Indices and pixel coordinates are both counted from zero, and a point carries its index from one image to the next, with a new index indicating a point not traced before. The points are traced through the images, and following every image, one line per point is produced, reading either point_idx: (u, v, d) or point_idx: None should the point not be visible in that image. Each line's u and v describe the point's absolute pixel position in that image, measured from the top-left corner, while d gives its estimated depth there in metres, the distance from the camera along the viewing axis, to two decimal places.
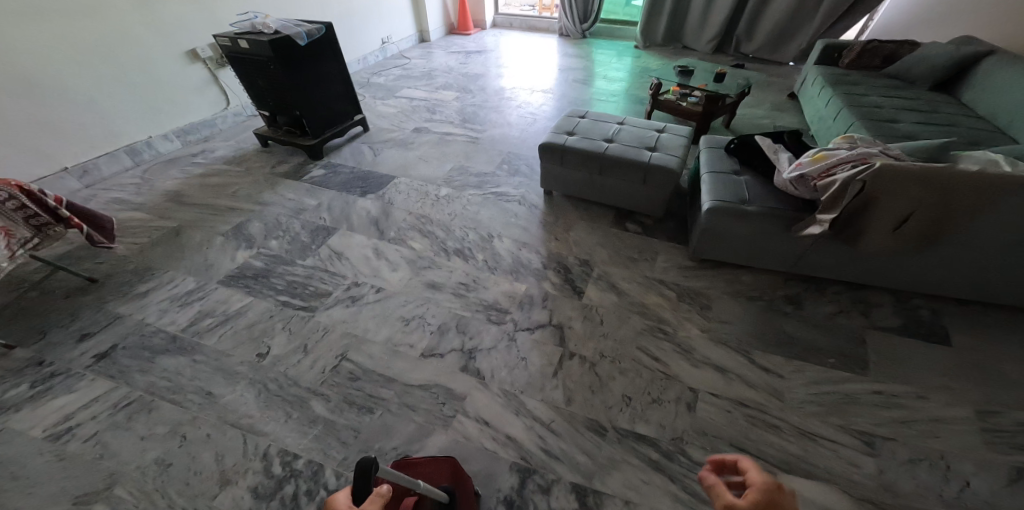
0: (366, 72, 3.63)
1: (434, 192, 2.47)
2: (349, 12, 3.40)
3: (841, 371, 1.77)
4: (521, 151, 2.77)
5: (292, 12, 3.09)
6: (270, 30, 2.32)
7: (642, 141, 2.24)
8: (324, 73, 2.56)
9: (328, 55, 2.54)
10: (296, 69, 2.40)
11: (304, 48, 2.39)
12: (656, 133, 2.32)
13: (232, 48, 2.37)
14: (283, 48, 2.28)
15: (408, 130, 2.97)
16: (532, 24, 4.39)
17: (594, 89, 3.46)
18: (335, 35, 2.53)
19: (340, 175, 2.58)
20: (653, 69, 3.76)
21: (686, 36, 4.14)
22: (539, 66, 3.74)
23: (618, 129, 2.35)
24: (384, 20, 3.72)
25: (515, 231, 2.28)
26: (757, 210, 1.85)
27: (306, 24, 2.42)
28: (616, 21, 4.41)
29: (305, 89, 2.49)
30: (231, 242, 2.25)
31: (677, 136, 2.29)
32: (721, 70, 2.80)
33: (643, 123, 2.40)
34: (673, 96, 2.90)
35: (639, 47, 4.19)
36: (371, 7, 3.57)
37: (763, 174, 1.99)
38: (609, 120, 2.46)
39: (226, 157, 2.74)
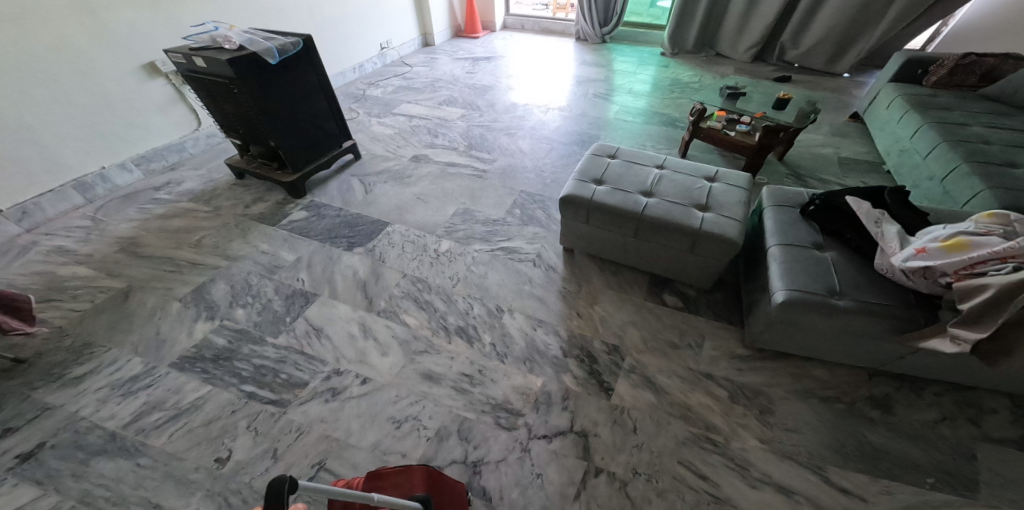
0: (360, 81, 3.20)
1: (433, 247, 2.04)
2: (331, 12, 2.90)
3: (945, 494, 1.43)
4: (538, 191, 2.27)
5: (265, 21, 2.64)
6: (233, 46, 1.89)
7: (689, 196, 1.74)
8: (301, 95, 2.12)
9: (304, 72, 2.09)
10: (265, 92, 1.96)
11: (274, 68, 1.95)
12: (707, 182, 1.81)
13: (188, 66, 1.94)
14: (246, 69, 1.85)
15: (406, 159, 2.47)
16: (546, 27, 3.88)
17: (616, 105, 2.91)
18: (314, 49, 2.09)
19: (321, 222, 2.16)
20: (691, 83, 3.16)
21: (722, 40, 3.47)
22: (555, 75, 3.24)
23: (656, 176, 1.82)
24: (381, 22, 3.25)
25: (529, 304, 1.90)
26: (854, 306, 1.40)
27: (277, 38, 1.98)
28: (640, 24, 3.80)
29: (278, 116, 2.05)
30: (190, 310, 1.90)
31: (732, 186, 1.78)
32: (783, 95, 2.20)
33: (689, 166, 1.88)
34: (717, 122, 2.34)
35: (666, 55, 3.55)
36: (367, 9, 3.11)
37: (859, 250, 1.52)
38: (644, 159, 1.91)
39: (194, 192, 2.32)
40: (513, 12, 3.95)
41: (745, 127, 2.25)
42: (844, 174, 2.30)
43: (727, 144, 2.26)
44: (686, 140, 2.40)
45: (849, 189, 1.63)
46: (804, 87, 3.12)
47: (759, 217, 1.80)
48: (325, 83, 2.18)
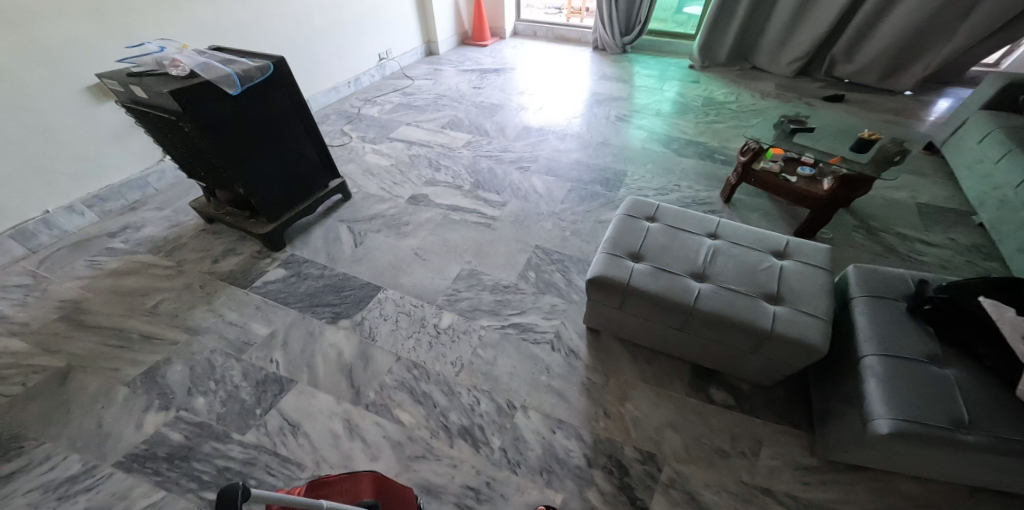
0: (357, 96, 2.82)
1: (432, 323, 1.71)
2: (313, 21, 2.48)
3: None
4: (559, 246, 1.86)
5: (238, 33, 2.23)
6: (183, 72, 1.48)
7: (754, 281, 1.36)
8: (273, 129, 1.71)
9: (276, 101, 1.69)
10: (225, 129, 1.55)
11: (235, 98, 1.55)
12: (774, 259, 1.43)
13: (128, 95, 1.54)
14: (198, 102, 1.44)
15: (403, 201, 2.04)
16: (561, 34, 3.44)
17: (634, 127, 2.45)
18: (288, 73, 1.68)
19: (300, 287, 1.81)
20: (728, 104, 2.60)
21: (760, 51, 2.93)
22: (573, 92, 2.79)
23: (708, 248, 1.44)
24: (379, 30, 2.84)
25: (548, 399, 1.56)
26: (985, 446, 1.08)
27: (240, 62, 1.58)
28: (664, 32, 3.28)
29: (244, 157, 1.65)
30: (140, 398, 1.55)
31: (806, 265, 1.39)
32: (870, 135, 1.73)
33: (748, 234, 1.48)
34: (773, 164, 1.83)
35: (697, 69, 3.03)
36: (362, 17, 2.71)
37: (989, 367, 1.17)
38: (692, 221, 1.51)
39: (154, 239, 1.97)
40: (524, 17, 3.51)
41: (811, 171, 1.77)
42: (925, 226, 1.91)
43: (785, 193, 1.78)
44: (731, 183, 1.92)
45: (974, 281, 1.27)
46: (861, 108, 2.57)
47: (843, 306, 1.44)
48: (303, 113, 1.78)
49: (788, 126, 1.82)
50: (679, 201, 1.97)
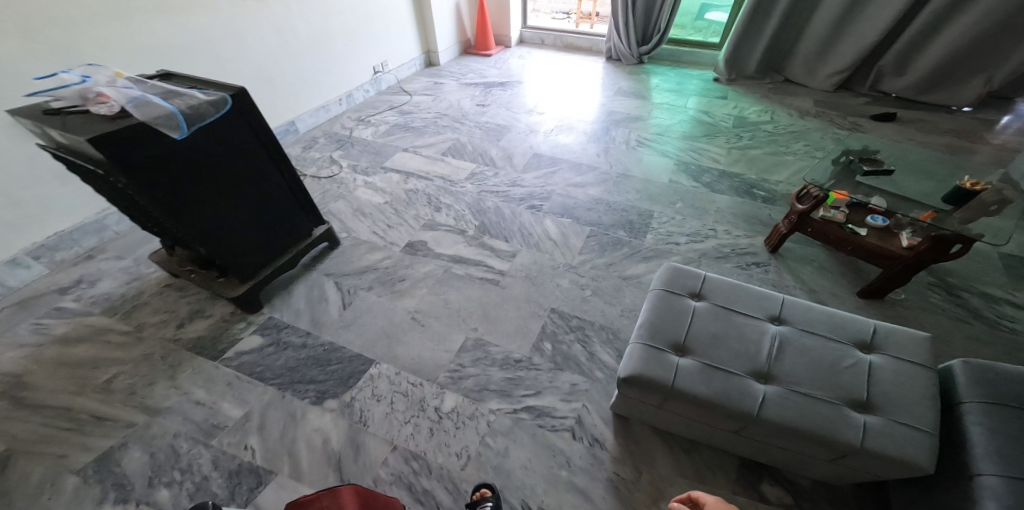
0: (352, 112, 2.51)
1: (434, 406, 1.41)
2: (293, 30, 2.14)
3: None
4: (584, 310, 1.58)
5: (207, 49, 1.84)
6: (111, 111, 1.11)
7: (835, 381, 1.08)
8: (237, 173, 1.38)
9: (238, 139, 1.34)
10: (172, 180, 1.22)
11: (184, 144, 1.21)
12: (859, 351, 1.14)
13: (50, 139, 1.19)
14: (130, 150, 1.10)
15: (398, 249, 1.73)
16: (571, 42, 3.13)
17: (661, 153, 2.09)
18: (253, 107, 1.34)
19: (278, 362, 1.52)
20: (762, 124, 2.26)
21: (794, 62, 2.61)
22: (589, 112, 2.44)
23: (773, 336, 1.18)
24: (372, 41, 2.53)
25: (579, 501, 1.23)
26: None
27: (187, 93, 1.23)
28: (683, 40, 2.98)
29: (199, 211, 1.32)
30: (90, 492, 1.25)
31: (901, 362, 1.10)
32: (973, 184, 1.38)
33: (821, 316, 1.21)
34: (836, 212, 1.48)
35: (722, 82, 2.73)
36: (354, 28, 2.41)
37: None
38: (748, 299, 1.25)
39: (112, 298, 1.70)
40: (530, 24, 3.21)
41: (884, 221, 1.43)
42: (1013, 285, 1.56)
43: (853, 248, 1.44)
44: (780, 232, 1.57)
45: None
46: (916, 129, 2.20)
47: (948, 410, 1.07)
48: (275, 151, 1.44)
49: (858, 165, 1.52)
50: (718, 251, 1.66)
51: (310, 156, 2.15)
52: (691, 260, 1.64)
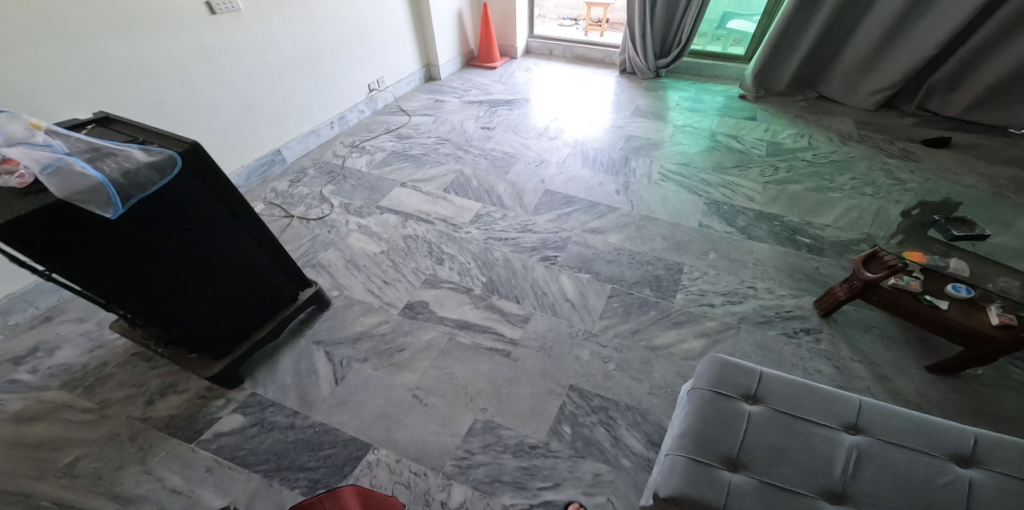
0: (345, 136, 2.26)
1: (443, 502, 1.16)
2: (278, 46, 1.85)
3: None
4: (613, 388, 1.38)
5: (171, 71, 1.54)
6: (24, 181, 0.85)
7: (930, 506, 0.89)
8: (203, 250, 1.11)
9: (202, 211, 1.07)
10: (110, 266, 0.95)
11: (124, 222, 0.93)
12: (954, 465, 0.95)
13: None
14: (42, 234, 0.84)
15: (396, 312, 1.55)
16: (581, 54, 2.88)
17: (688, 189, 1.88)
18: (212, 165, 1.03)
19: (262, 448, 1.27)
20: (799, 151, 2.05)
21: (832, 79, 2.45)
22: (603, 136, 2.20)
23: (849, 449, 0.98)
24: (367, 58, 2.28)
25: None
26: None
27: (119, 151, 0.92)
28: (704, 52, 2.75)
29: (156, 292, 1.06)
30: None
31: (1010, 482, 0.91)
32: None
33: (907, 425, 1.00)
34: (914, 281, 1.29)
35: (750, 99, 2.54)
36: (349, 43, 2.16)
37: None
38: (819, 403, 1.05)
39: (72, 370, 1.46)
40: (537, 33, 2.96)
41: (968, 292, 1.23)
42: None
43: (926, 323, 1.26)
44: (837, 298, 1.40)
45: None
46: (974, 157, 1.99)
47: None
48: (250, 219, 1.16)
49: (944, 227, 1.35)
50: (758, 314, 1.52)
51: (297, 192, 1.91)
52: (729, 325, 1.50)
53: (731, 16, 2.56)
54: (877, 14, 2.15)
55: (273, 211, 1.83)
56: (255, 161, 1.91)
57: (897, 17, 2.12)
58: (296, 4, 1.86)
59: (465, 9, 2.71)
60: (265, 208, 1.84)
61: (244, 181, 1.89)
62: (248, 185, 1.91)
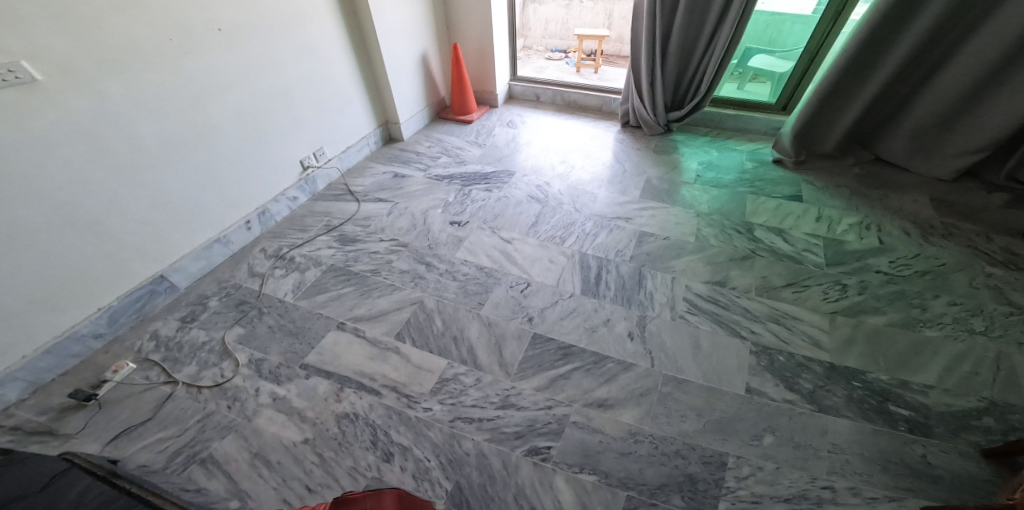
0: (269, 238, 1.67)
1: None
2: (132, 133, 1.24)
3: None
4: None
5: None
6: None
7: None
8: None
9: None
10: None
11: None
12: None
13: None
14: None
15: None
16: (575, 100, 2.36)
17: (731, 328, 1.45)
18: None
19: None
20: (867, 256, 1.60)
21: (895, 138, 1.90)
22: (603, 238, 1.66)
23: None
24: (296, 127, 1.70)
25: None
26: None
27: None
28: (725, 98, 2.21)
29: None
30: None
31: None
32: None
33: None
34: None
35: (787, 165, 1.96)
36: (263, 113, 1.56)
37: None
38: None
39: None
40: (520, 76, 2.46)
41: None
42: None
43: None
44: None
45: None
46: None
47: None
48: None
49: None
50: None
51: (188, 340, 1.36)
52: None
53: (755, 52, 2.08)
54: (965, 59, 1.62)
55: (150, 374, 1.28)
56: (122, 299, 1.34)
57: (995, 63, 1.58)
58: (154, 68, 1.24)
59: (433, 53, 2.20)
60: (135, 368, 1.28)
61: (106, 325, 1.32)
62: (115, 329, 1.35)
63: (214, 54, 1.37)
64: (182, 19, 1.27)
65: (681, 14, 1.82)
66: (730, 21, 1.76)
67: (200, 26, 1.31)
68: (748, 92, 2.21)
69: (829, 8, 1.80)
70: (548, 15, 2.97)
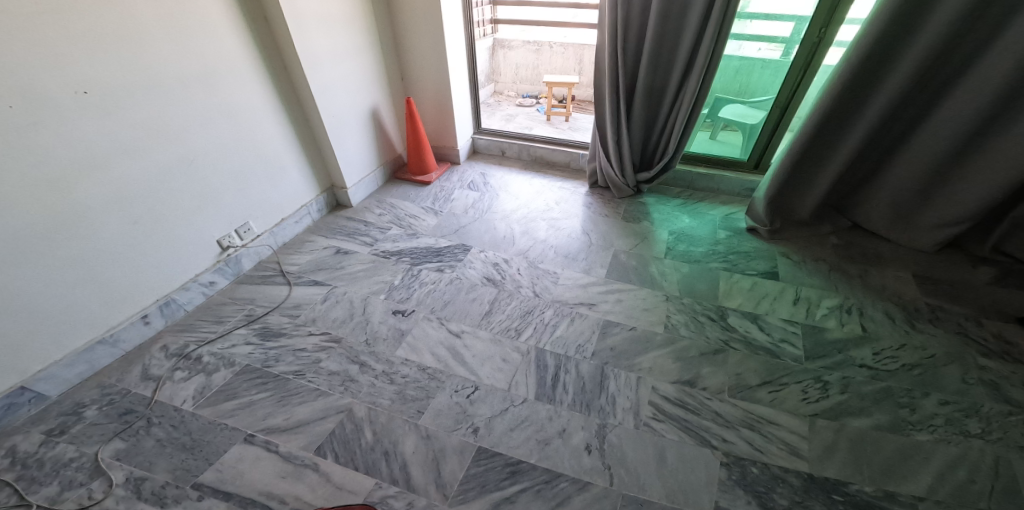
0: (173, 332, 1.49)
1: None
2: None
3: None
4: None
5: None
6: None
7: None
8: None
9: None
10: None
11: None
12: None
13: None
14: None
15: None
16: (541, 156, 2.24)
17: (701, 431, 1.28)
18: None
19: None
20: (849, 347, 1.45)
21: (872, 205, 1.76)
22: (563, 330, 1.52)
23: None
24: (209, 203, 1.51)
25: None
26: None
27: None
28: (696, 154, 2.09)
29: None
30: None
31: None
32: None
33: None
34: None
35: (762, 233, 1.82)
36: (159, 190, 1.36)
37: None
38: None
39: None
40: (484, 129, 2.36)
41: None
42: None
43: None
44: None
45: None
46: None
47: None
48: None
49: None
50: None
51: (52, 454, 1.18)
52: None
53: (724, 102, 1.96)
54: (942, 125, 1.48)
55: None
56: None
57: (971, 130, 1.44)
58: None
59: (386, 109, 2.08)
60: None
61: None
62: None
63: (82, 122, 1.15)
64: (33, 84, 1.05)
65: (643, 73, 1.70)
66: (695, 80, 1.64)
67: (56, 91, 1.09)
68: (721, 141, 2.06)
69: (801, 50, 1.67)
70: (518, 61, 3.18)
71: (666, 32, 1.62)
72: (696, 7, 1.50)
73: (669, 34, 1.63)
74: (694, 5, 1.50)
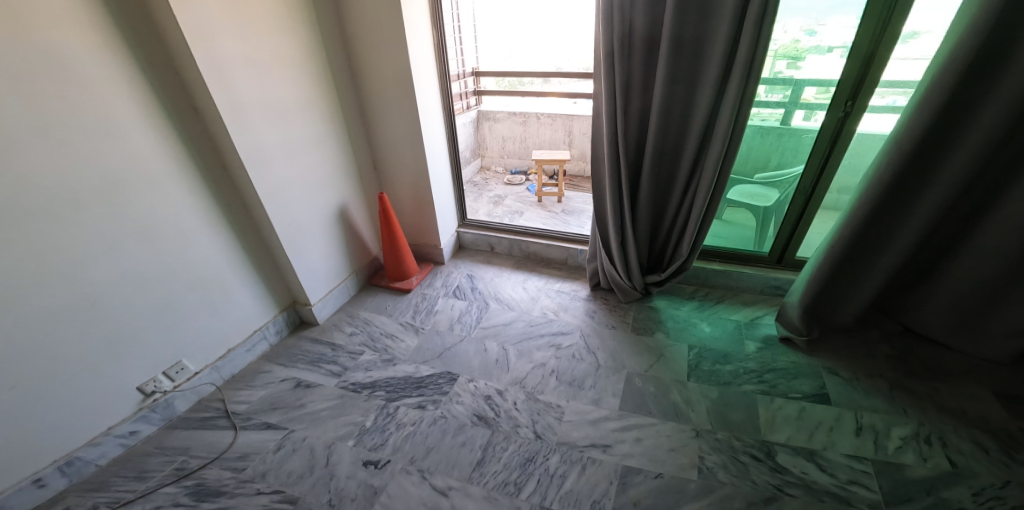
0: (82, 492, 1.19)
1: None
2: None
3: None
4: None
5: None
6: None
7: None
8: None
9: None
10: None
11: None
12: None
13: None
14: None
15: None
16: (535, 253, 2.04)
17: None
18: None
19: None
20: (938, 486, 1.15)
21: (926, 308, 1.52)
22: (573, 482, 1.20)
23: None
24: (133, 350, 1.27)
25: None
26: None
27: None
28: (708, 250, 1.87)
29: None
30: None
31: None
32: None
33: None
34: None
35: (799, 343, 1.56)
36: (56, 330, 1.11)
37: None
38: None
39: None
40: (471, 221, 2.18)
41: None
42: None
43: None
44: None
45: None
46: None
47: None
48: None
49: None
50: None
51: None
52: None
53: (735, 182, 1.73)
54: (1008, 221, 1.27)
55: None
56: None
57: None
58: None
59: (359, 214, 1.91)
60: None
61: None
62: None
63: None
64: None
65: (648, 170, 1.52)
66: (708, 180, 1.45)
67: None
68: (729, 223, 1.82)
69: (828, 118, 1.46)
70: (504, 133, 3.06)
71: (670, 125, 1.46)
72: (705, 96, 1.34)
73: (674, 126, 1.46)
74: (700, 100, 1.36)
